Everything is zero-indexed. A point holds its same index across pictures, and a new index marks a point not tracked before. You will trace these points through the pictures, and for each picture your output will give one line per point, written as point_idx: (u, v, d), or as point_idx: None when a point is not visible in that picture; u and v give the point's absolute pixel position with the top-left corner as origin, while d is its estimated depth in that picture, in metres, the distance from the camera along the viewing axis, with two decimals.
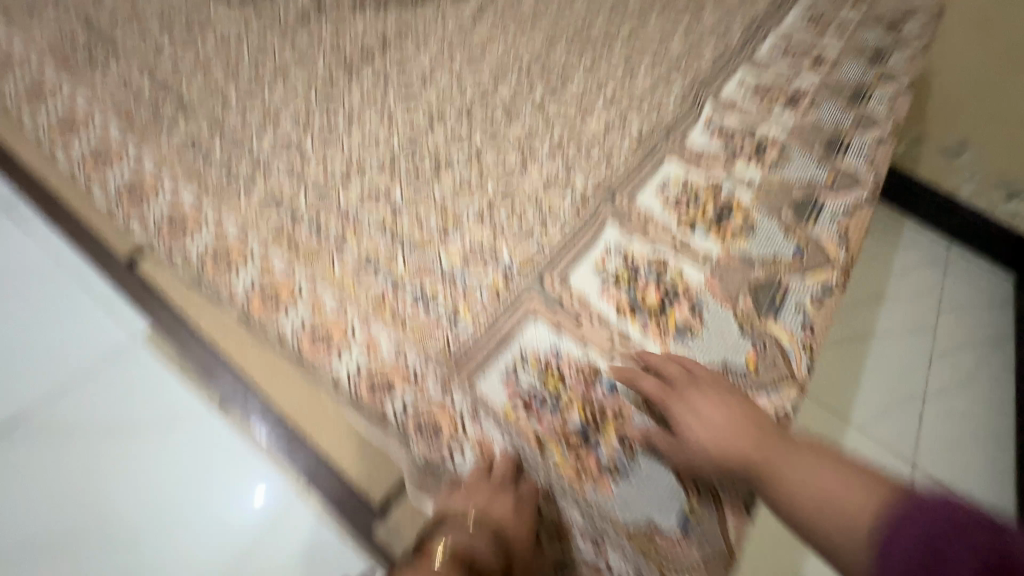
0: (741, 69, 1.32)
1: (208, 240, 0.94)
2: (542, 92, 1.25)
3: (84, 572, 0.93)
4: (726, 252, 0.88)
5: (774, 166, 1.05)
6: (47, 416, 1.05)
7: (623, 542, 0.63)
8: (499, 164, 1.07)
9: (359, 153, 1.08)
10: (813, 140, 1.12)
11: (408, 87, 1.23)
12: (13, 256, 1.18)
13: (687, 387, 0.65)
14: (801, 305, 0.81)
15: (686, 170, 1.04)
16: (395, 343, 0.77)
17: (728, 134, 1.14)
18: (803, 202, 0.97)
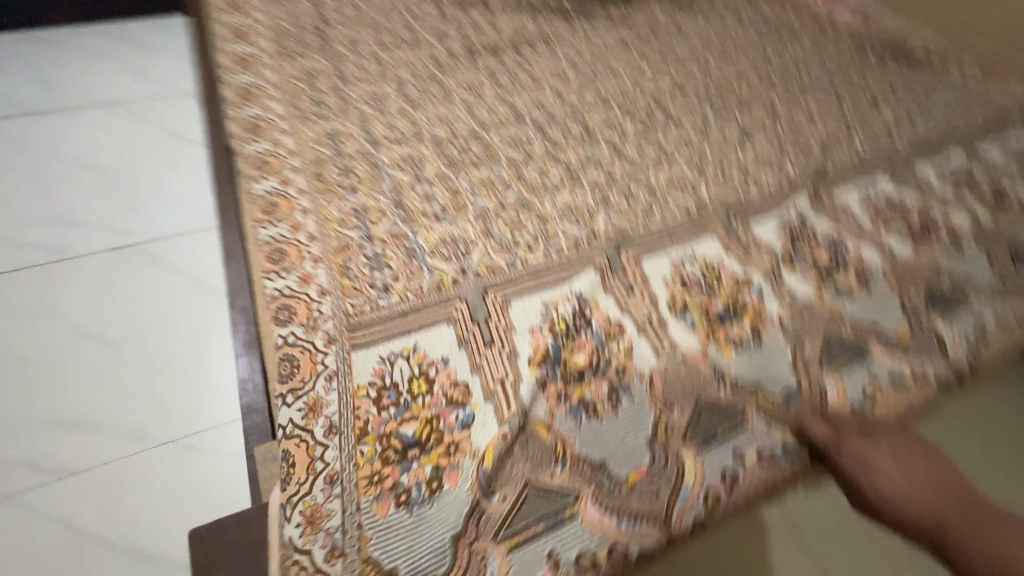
0: (873, 178, 1.10)
1: (269, 148, 1.08)
2: (625, 134, 1.21)
3: (71, 373, 1.16)
4: (701, 354, 0.77)
5: (834, 293, 0.86)
6: (121, 256, 1.35)
7: (353, 564, 0.55)
8: (535, 179, 1.04)
9: (427, 128, 1.16)
10: (916, 286, 0.88)
11: (506, 94, 1.30)
12: (180, 150, 1.60)
13: (854, 437, 0.71)
14: (738, 452, 0.71)
15: (725, 255, 0.90)
16: (325, 285, 0.79)
17: (805, 237, 0.94)
18: (841, 345, 0.81)
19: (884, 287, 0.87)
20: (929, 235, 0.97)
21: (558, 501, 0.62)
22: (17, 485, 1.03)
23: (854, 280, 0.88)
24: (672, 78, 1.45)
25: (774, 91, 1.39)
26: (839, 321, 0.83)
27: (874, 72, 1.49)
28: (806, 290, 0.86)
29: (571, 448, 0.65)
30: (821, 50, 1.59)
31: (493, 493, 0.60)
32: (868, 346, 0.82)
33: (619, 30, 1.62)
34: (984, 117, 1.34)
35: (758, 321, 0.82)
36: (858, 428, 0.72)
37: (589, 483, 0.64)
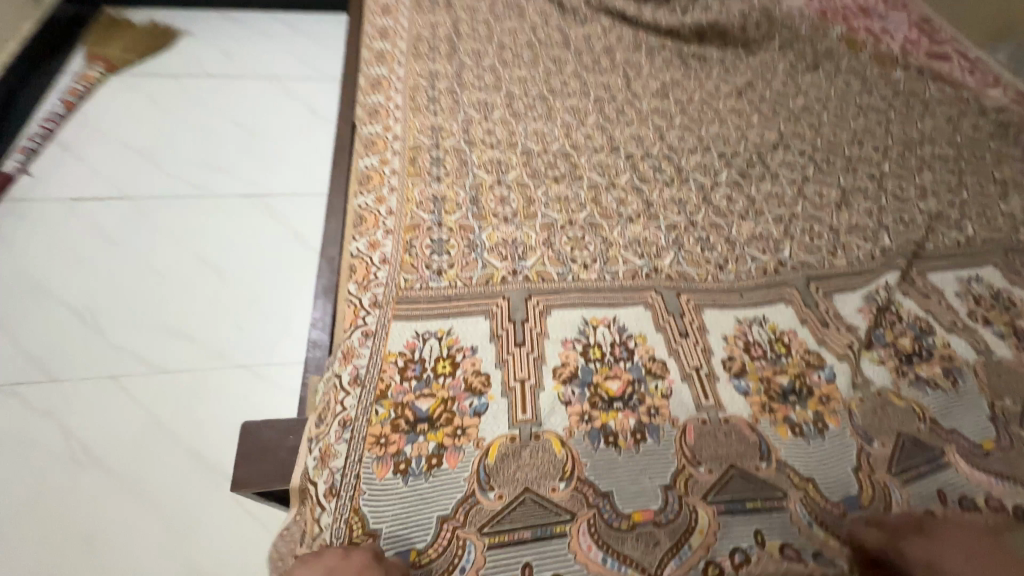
0: (981, 267, 0.99)
1: (377, 131, 1.19)
2: (718, 179, 1.17)
3: (186, 294, 1.46)
4: (749, 423, 0.68)
5: (914, 385, 0.76)
6: (242, 209, 1.66)
7: (343, 511, 0.58)
8: (611, 205, 1.04)
9: (521, 139, 1.22)
10: (1012, 395, 0.77)
11: (604, 122, 1.32)
12: (309, 130, 1.89)
13: (913, 534, 0.59)
14: (762, 534, 0.60)
15: (800, 325, 0.81)
16: (388, 256, 0.86)
17: (890, 317, 0.85)
18: (914, 449, 0.70)
19: (972, 388, 0.77)
20: None
21: (550, 515, 0.59)
22: (125, 367, 1.33)
23: (941, 371, 0.78)
24: (779, 132, 1.40)
25: (888, 166, 1.31)
26: (917, 416, 0.73)
27: (1010, 168, 1.36)
28: (882, 377, 0.76)
29: (581, 469, 0.62)
30: (954, 135, 1.47)
31: (490, 489, 0.60)
32: (943, 448, 0.70)
33: (734, 78, 1.60)
34: None
35: (825, 409, 0.71)
36: (913, 524, 0.60)
37: (587, 507, 0.60)
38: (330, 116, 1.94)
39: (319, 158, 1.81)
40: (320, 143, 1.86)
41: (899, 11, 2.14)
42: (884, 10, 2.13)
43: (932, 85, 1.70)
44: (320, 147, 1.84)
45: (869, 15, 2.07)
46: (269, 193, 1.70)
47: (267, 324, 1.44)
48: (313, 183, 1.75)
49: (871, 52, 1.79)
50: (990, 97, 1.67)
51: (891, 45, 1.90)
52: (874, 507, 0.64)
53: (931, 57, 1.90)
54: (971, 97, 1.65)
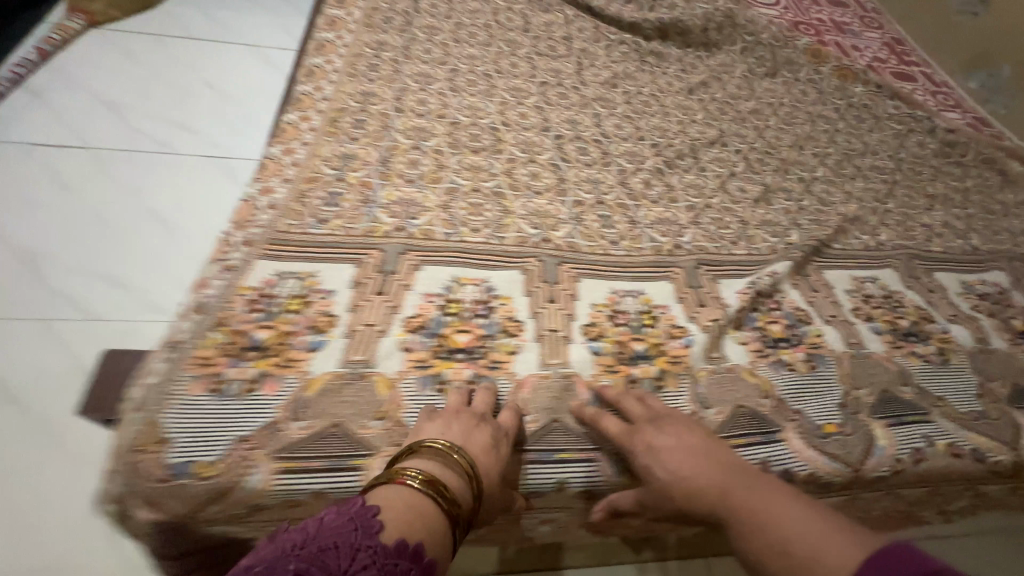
0: (880, 269, 0.99)
1: (308, 90, 1.19)
2: (642, 166, 1.18)
3: (88, 220, 1.32)
4: (588, 382, 0.68)
5: (771, 365, 0.75)
6: (173, 145, 1.53)
7: (140, 419, 0.54)
8: (522, 179, 1.04)
9: (453, 111, 1.22)
10: (873, 383, 0.75)
11: (545, 106, 1.32)
12: (265, 80, 1.79)
13: (646, 427, 0.59)
14: (566, 484, 0.62)
15: (674, 302, 0.82)
16: (276, 201, 0.86)
17: (769, 304, 0.85)
18: (746, 415, 0.68)
19: (834, 374, 0.75)
20: (917, 340, 0.84)
21: (350, 449, 0.55)
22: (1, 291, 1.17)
23: (803, 357, 0.77)
24: (721, 130, 1.40)
25: (820, 171, 1.32)
26: (763, 393, 0.71)
27: (943, 184, 1.37)
28: (739, 356, 0.75)
29: (399, 409, 0.59)
30: (898, 150, 1.48)
31: (299, 418, 0.57)
32: (780, 426, 0.68)
33: (689, 77, 1.60)
34: None
35: (671, 368, 0.71)
36: (649, 416, 0.61)
37: (393, 444, 0.56)
38: (289, 70, 1.84)
39: (268, 105, 1.70)
40: (273, 93, 1.76)
41: (873, 31, 2.15)
42: (859, 28, 2.14)
43: (889, 103, 1.71)
44: (273, 97, 1.74)
45: (843, 32, 2.08)
46: (213, 134, 1.59)
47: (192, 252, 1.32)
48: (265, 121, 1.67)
49: (833, 65, 1.80)
50: (943, 119, 1.68)
51: (857, 61, 1.91)
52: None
53: (895, 76, 1.91)
54: (925, 117, 1.66)
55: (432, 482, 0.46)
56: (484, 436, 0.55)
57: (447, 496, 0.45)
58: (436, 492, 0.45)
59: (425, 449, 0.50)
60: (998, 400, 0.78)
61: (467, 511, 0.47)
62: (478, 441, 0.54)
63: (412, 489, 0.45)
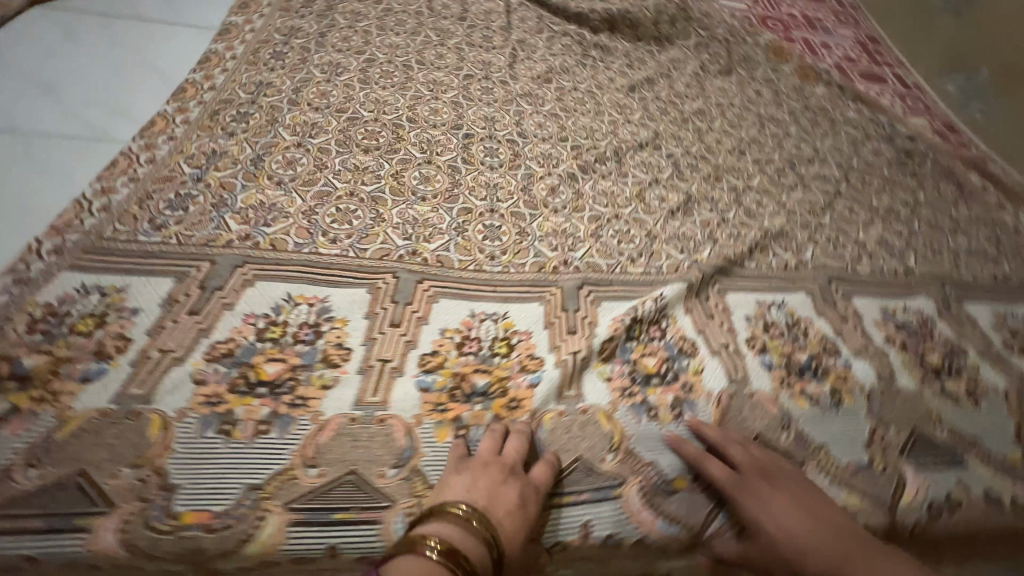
0: (791, 292, 0.92)
1: (196, 77, 1.09)
2: (555, 170, 1.09)
3: None
4: (407, 425, 0.59)
5: (632, 408, 0.67)
6: (47, 32, 1.12)
7: None
8: (410, 183, 0.96)
9: (356, 105, 1.13)
10: (744, 430, 0.69)
11: (463, 101, 1.23)
12: None
13: (756, 476, 0.59)
14: (337, 549, 0.49)
15: (541, 328, 0.74)
16: (113, 203, 0.78)
17: (650, 333, 0.77)
18: (586, 469, 0.61)
19: (706, 419, 0.68)
20: (810, 377, 0.77)
21: (83, 505, 0.48)
22: None
23: (672, 397, 0.70)
24: (657, 132, 1.31)
25: (757, 180, 1.23)
26: (611, 441, 0.64)
27: (894, 194, 1.28)
28: (598, 395, 0.67)
29: (162, 456, 0.52)
30: (851, 157, 1.38)
31: (36, 466, 0.50)
32: (622, 480, 0.61)
33: (635, 72, 1.50)
34: (999, 278, 1.08)
35: (508, 412, 0.63)
36: (758, 466, 0.61)
37: (137, 500, 0.49)
38: None
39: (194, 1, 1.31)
40: None
41: (847, 28, 2.04)
42: (832, 25, 2.03)
43: (850, 105, 1.61)
44: None
45: (814, 28, 1.97)
46: (110, 24, 1.19)
47: (75, 127, 0.92)
48: (189, 11, 1.28)
49: (794, 64, 1.70)
50: (906, 125, 1.58)
51: (823, 61, 1.82)
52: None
53: (863, 77, 1.81)
54: (887, 122, 1.56)
55: (451, 551, 0.43)
56: (510, 495, 0.52)
57: (464, 566, 0.42)
58: (456, 564, 0.42)
59: (438, 514, 0.47)
60: (888, 449, 0.72)
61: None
62: (505, 500, 0.51)
63: (431, 562, 0.42)
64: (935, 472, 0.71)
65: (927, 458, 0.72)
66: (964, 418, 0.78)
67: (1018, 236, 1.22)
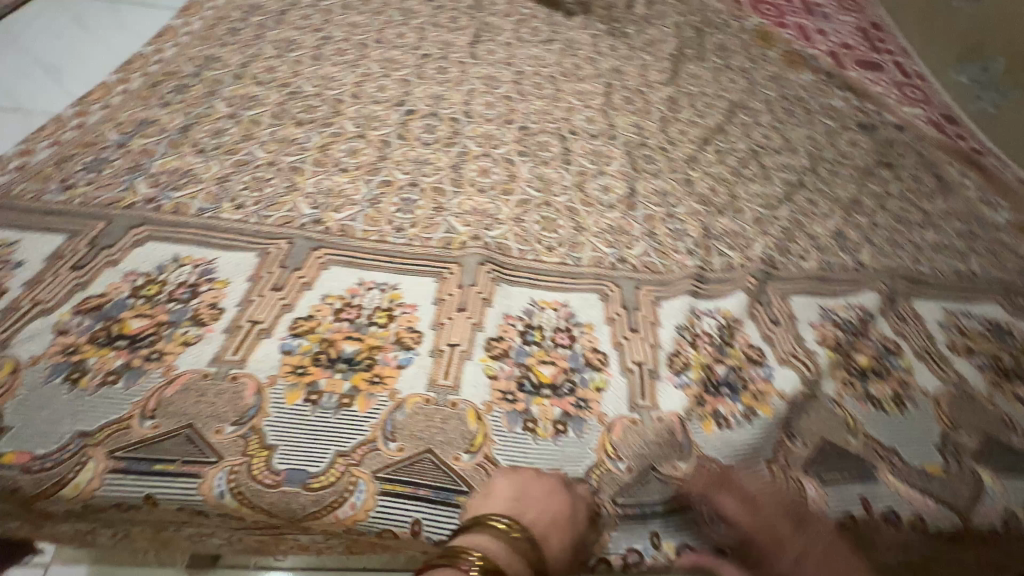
0: (729, 296, 0.83)
1: (146, 51, 1.12)
2: (492, 148, 1.07)
3: None
4: (259, 384, 0.59)
5: (508, 415, 0.61)
6: (50, 11, 1.21)
7: None
8: (335, 155, 0.95)
9: (301, 80, 1.13)
10: (636, 458, 0.60)
11: (414, 80, 1.22)
12: None
13: (777, 521, 0.54)
14: (154, 499, 0.50)
15: (429, 302, 0.71)
16: (29, 164, 0.81)
17: (558, 339, 0.71)
18: (424, 486, 0.54)
19: (588, 445, 0.60)
20: (724, 389, 0.69)
21: None
22: None
23: (562, 416, 0.62)
24: (615, 113, 1.27)
25: (715, 165, 1.17)
26: (468, 444, 0.57)
27: (864, 184, 1.20)
28: (475, 392, 0.62)
29: (6, 397, 0.53)
30: (825, 145, 1.31)
31: None
32: (467, 488, 0.54)
33: (604, 54, 1.46)
34: (964, 275, 0.99)
35: (365, 387, 0.60)
36: (786, 513, 0.55)
37: None
38: None
39: None
40: None
41: (849, 14, 1.93)
42: (833, 11, 1.93)
43: (838, 93, 1.53)
44: None
45: (811, 14, 1.88)
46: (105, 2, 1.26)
47: (47, 96, 0.98)
48: None
49: (781, 50, 1.62)
50: (895, 115, 1.48)
51: (816, 47, 1.72)
52: (319, 502, 0.51)
53: (859, 64, 1.71)
54: (874, 111, 1.47)
55: (494, 570, 0.42)
56: (556, 510, 0.51)
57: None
58: None
59: (486, 528, 0.47)
60: (789, 466, 0.63)
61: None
62: (552, 511, 0.51)
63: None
64: (839, 487, 0.62)
65: (833, 473, 0.63)
66: (887, 425, 0.70)
67: (999, 234, 1.12)
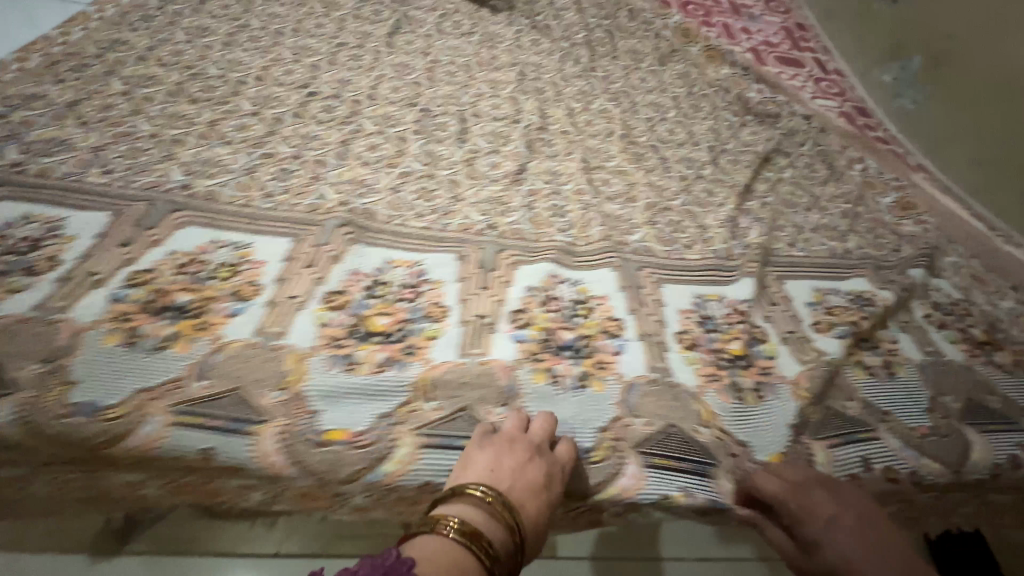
0: (596, 270, 0.83)
1: (52, 33, 1.14)
2: (388, 127, 1.09)
3: None
4: (78, 328, 0.59)
5: (330, 359, 0.62)
6: None
7: None
8: (223, 130, 0.97)
9: (207, 64, 1.16)
10: (454, 397, 0.61)
11: (323, 66, 1.25)
12: None
13: (816, 492, 0.59)
14: None
15: (279, 260, 0.73)
16: None
17: (403, 293, 0.72)
18: (222, 414, 0.55)
19: (403, 382, 0.61)
20: (569, 352, 0.69)
21: None
22: None
23: (387, 359, 0.64)
24: (523, 99, 1.30)
25: (614, 146, 1.21)
26: (282, 380, 0.59)
27: (761, 167, 1.24)
28: (303, 337, 0.64)
29: None
30: (730, 133, 1.36)
31: None
32: (265, 418, 0.56)
33: (523, 47, 1.51)
34: (838, 250, 1.01)
35: (189, 332, 0.61)
36: (818, 480, 0.61)
37: None
38: None
39: None
40: None
41: (776, 16, 2.00)
42: (760, 12, 2.00)
43: (753, 85, 1.58)
44: None
45: (739, 15, 1.95)
46: None
47: None
48: None
49: (702, 45, 1.67)
50: (806, 107, 1.53)
51: (739, 45, 1.79)
52: (111, 433, 0.52)
53: (780, 62, 1.77)
54: (785, 103, 1.52)
55: (471, 533, 0.44)
56: (532, 476, 0.52)
57: (482, 544, 0.43)
58: (475, 545, 0.43)
59: (462, 496, 0.48)
60: (623, 439, 0.63)
61: (507, 565, 0.45)
62: (529, 478, 0.52)
63: (450, 541, 0.43)
64: (664, 472, 0.62)
65: (666, 457, 0.63)
66: (745, 418, 0.68)
67: (884, 214, 1.16)
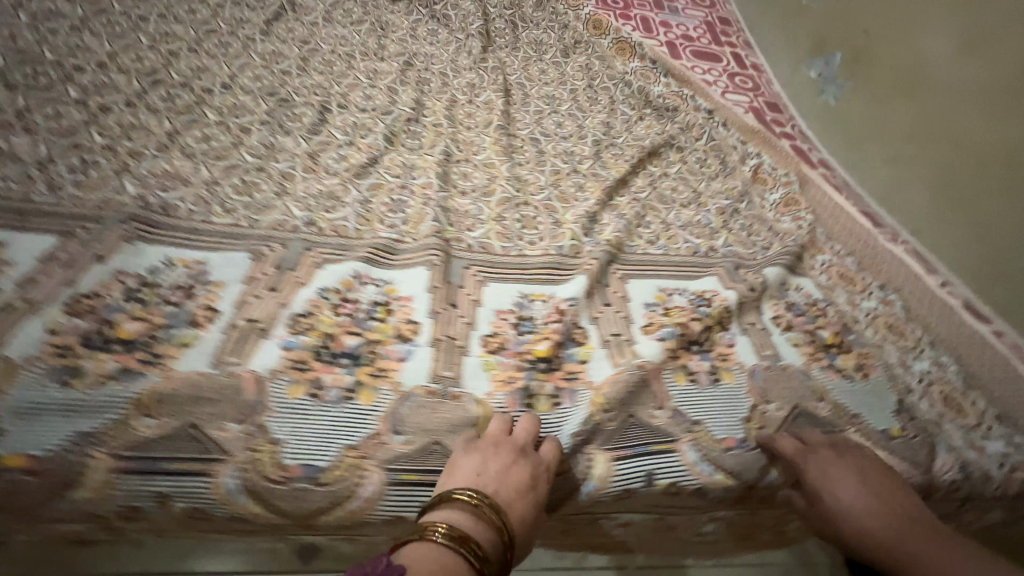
0: (409, 269, 0.77)
1: None
2: (232, 118, 1.01)
3: None
4: None
5: (44, 371, 0.55)
6: None
7: None
8: (32, 118, 0.89)
9: (44, 48, 1.07)
10: (182, 413, 0.55)
11: (182, 53, 1.16)
12: None
13: (825, 452, 0.65)
14: None
15: (33, 259, 0.66)
16: None
17: (171, 296, 0.66)
18: None
19: (123, 397, 0.55)
20: (343, 360, 0.64)
21: None
22: None
23: (119, 370, 0.57)
24: (401, 90, 1.23)
25: (490, 139, 1.14)
26: None
27: (647, 163, 1.19)
28: (23, 345, 0.57)
29: None
30: (625, 128, 1.30)
31: None
32: None
33: (418, 36, 1.43)
34: (703, 247, 0.96)
35: None
36: (829, 442, 0.67)
37: None
38: None
39: None
40: None
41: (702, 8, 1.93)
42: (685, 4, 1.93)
43: (661, 79, 1.52)
44: None
45: (662, 7, 1.88)
46: None
47: None
48: None
49: (613, 37, 1.61)
50: (712, 101, 1.49)
51: (655, 38, 1.74)
52: None
53: (696, 55, 1.72)
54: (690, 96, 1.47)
55: (458, 536, 0.44)
56: (516, 477, 0.54)
57: (474, 547, 0.44)
58: (467, 549, 0.44)
59: (451, 503, 0.49)
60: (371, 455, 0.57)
61: (497, 564, 0.46)
62: (516, 480, 0.54)
63: (438, 546, 0.43)
64: (409, 487, 0.57)
65: (414, 472, 0.58)
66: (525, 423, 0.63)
67: (765, 211, 1.11)
